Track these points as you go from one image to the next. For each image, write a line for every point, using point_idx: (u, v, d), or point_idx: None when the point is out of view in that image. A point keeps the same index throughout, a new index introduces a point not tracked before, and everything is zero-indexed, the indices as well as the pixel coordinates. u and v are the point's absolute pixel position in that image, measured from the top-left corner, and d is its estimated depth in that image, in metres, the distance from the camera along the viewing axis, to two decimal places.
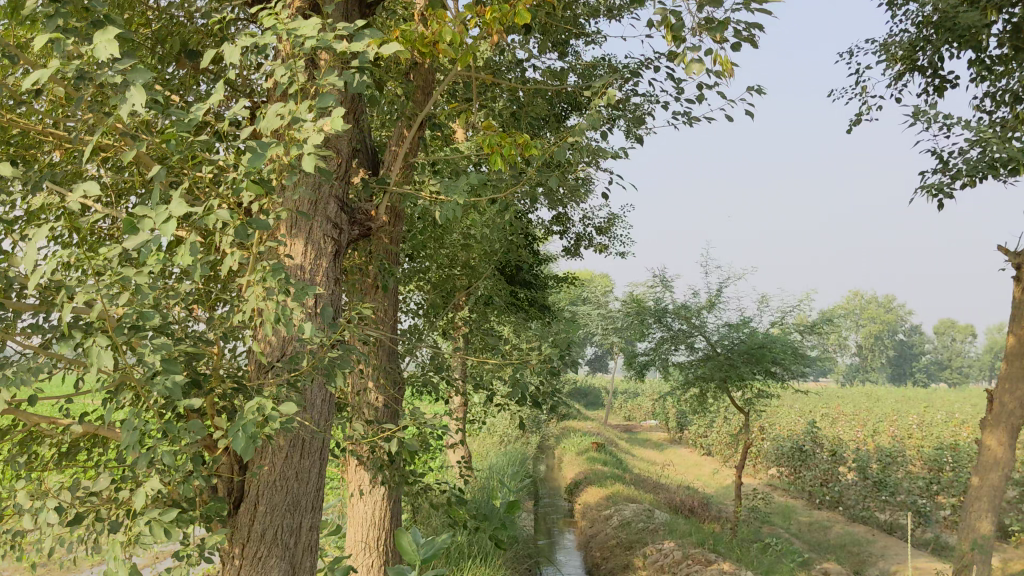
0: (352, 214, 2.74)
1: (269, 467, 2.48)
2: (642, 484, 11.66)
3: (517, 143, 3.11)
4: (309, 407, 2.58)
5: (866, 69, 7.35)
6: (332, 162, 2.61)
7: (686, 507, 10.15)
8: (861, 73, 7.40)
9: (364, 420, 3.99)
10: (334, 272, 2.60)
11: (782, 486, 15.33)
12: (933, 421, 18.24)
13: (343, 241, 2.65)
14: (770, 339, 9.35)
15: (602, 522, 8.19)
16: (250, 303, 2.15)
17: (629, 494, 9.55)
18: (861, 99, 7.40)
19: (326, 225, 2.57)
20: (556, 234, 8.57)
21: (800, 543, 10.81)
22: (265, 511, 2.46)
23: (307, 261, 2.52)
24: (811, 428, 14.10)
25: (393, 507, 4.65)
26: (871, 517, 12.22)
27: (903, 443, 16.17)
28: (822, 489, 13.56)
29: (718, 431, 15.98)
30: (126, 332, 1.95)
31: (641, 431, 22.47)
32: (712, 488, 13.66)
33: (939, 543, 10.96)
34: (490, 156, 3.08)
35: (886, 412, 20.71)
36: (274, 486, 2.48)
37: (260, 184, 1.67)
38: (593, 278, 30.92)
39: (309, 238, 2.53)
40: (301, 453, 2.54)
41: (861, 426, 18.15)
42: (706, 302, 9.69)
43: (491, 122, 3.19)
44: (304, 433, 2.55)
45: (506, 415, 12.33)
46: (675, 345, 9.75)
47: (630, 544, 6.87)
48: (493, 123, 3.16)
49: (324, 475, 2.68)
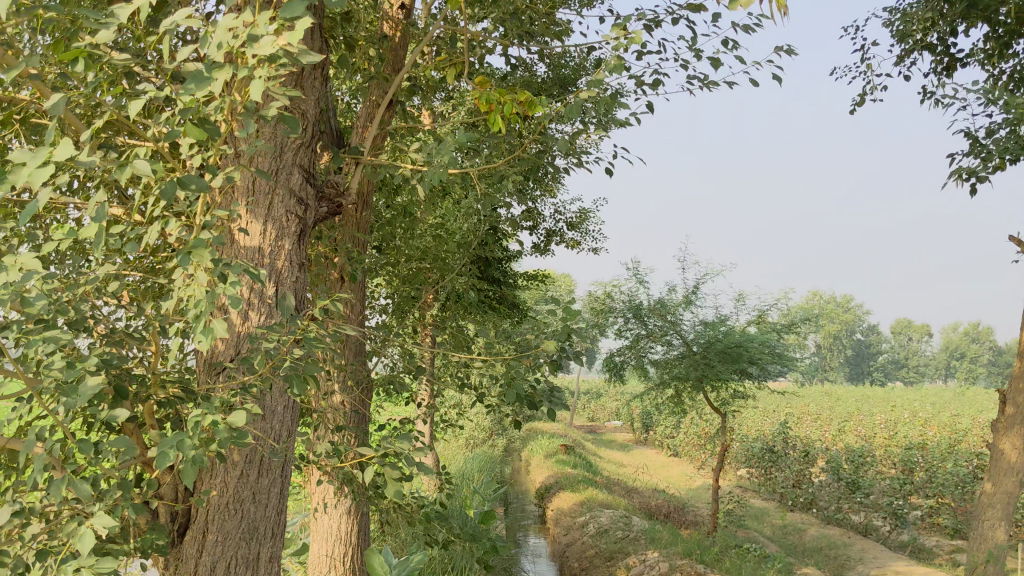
0: (319, 187, 2.32)
1: (220, 488, 2.08)
2: (613, 488, 11.30)
3: (518, 100, 2.72)
4: (269, 416, 2.16)
5: (871, 46, 6.93)
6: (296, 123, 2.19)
7: (661, 512, 9.82)
8: (866, 49, 6.97)
9: (330, 428, 3.58)
10: (300, 256, 2.20)
11: (752, 487, 15.11)
12: (898, 420, 18.21)
13: (310, 220, 2.25)
14: (747, 338, 9.08)
15: (578, 531, 7.83)
16: (194, 289, 1.73)
17: (603, 500, 9.19)
18: (866, 77, 6.98)
19: (289, 200, 2.16)
20: (526, 228, 8.18)
21: (776, 547, 10.51)
22: (215, 540, 2.06)
23: (267, 243, 2.12)
24: (782, 429, 13.87)
25: (360, 521, 4.24)
26: (845, 520, 12.02)
27: (872, 443, 16.07)
28: (794, 491, 13.31)
29: (687, 431, 15.72)
30: (30, 324, 1.50)
31: (605, 432, 22.20)
32: (682, 490, 13.37)
33: (917, 545, 10.74)
34: (487, 116, 2.69)
35: (850, 411, 20.69)
36: (226, 512, 2.08)
37: (197, 119, 1.23)
38: (555, 278, 30.66)
39: (270, 217, 2.13)
40: (259, 472, 2.13)
41: (828, 426, 18.04)
42: (681, 299, 9.43)
43: (486, 79, 2.80)
44: (263, 447, 2.13)
45: (472, 417, 11.94)
46: (651, 342, 9.46)
47: (610, 555, 6.48)
48: (488, 79, 2.75)
49: (286, 496, 2.27)
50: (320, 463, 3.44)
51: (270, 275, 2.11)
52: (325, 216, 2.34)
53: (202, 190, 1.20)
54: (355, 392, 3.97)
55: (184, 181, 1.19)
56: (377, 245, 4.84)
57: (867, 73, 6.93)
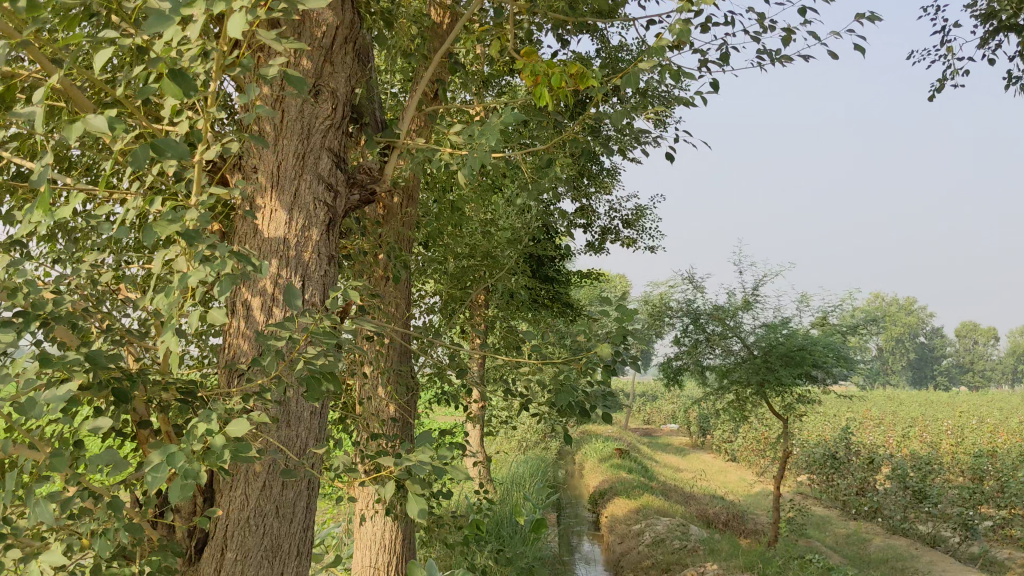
0: (351, 175, 2.13)
1: (239, 500, 1.90)
2: (670, 495, 11.01)
3: (568, 73, 2.49)
4: (295, 423, 1.97)
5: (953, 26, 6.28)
6: (324, 102, 2.01)
7: (719, 520, 9.51)
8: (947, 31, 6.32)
9: (370, 432, 3.40)
10: (330, 247, 2.01)
11: (813, 494, 14.67)
12: (968, 425, 17.57)
13: (340, 208, 2.06)
14: (810, 342, 8.72)
15: (633, 539, 7.58)
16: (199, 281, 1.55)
17: (660, 507, 8.91)
18: (947, 60, 6.32)
19: (317, 186, 1.98)
20: (579, 227, 7.96)
21: (839, 558, 10.12)
22: (234, 559, 1.88)
23: (292, 234, 1.93)
24: (845, 434, 13.43)
25: (405, 529, 4.05)
26: (913, 529, 11.56)
27: (939, 449, 15.50)
28: (858, 499, 12.89)
29: (746, 436, 15.34)
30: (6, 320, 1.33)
31: (662, 436, 21.87)
32: (741, 496, 13.01)
33: (989, 559, 10.26)
34: (535, 90, 2.45)
35: (915, 417, 20.07)
36: (245, 528, 1.90)
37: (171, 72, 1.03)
38: (612, 281, 30.38)
39: (295, 205, 1.94)
40: (282, 485, 1.95)
41: (892, 431, 17.49)
42: (741, 301, 9.13)
43: (532, 49, 2.55)
44: (287, 457, 1.94)
45: (525, 419, 11.76)
46: (709, 347, 9.17)
47: (667, 566, 6.20)
48: (535, 50, 2.49)
49: (313, 511, 2.07)
50: (360, 472, 3.25)
51: (296, 269, 1.93)
52: (359, 205, 2.15)
53: (177, 158, 0.98)
54: (399, 395, 3.78)
55: (156, 146, 0.98)
56: (425, 242, 4.67)
57: (948, 57, 6.28)
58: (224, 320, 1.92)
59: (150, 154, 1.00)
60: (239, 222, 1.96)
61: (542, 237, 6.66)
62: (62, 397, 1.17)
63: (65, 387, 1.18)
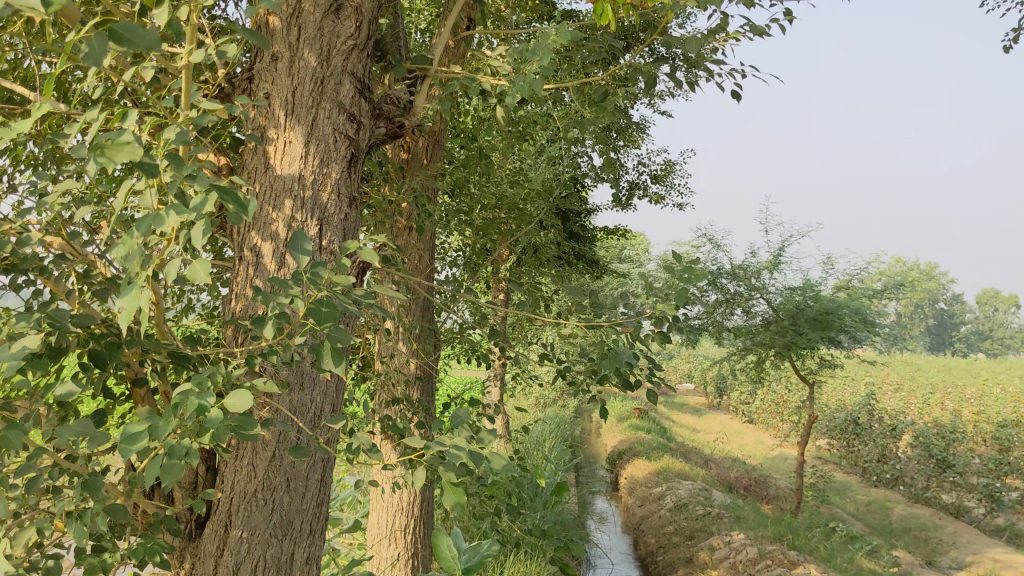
0: (377, 104, 1.87)
1: (245, 469, 1.69)
2: (690, 457, 10.81)
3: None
4: (309, 387, 1.74)
5: None
6: (347, 19, 1.75)
7: (741, 485, 9.32)
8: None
9: (391, 391, 3.17)
10: (352, 186, 1.78)
11: (833, 459, 14.46)
12: (991, 393, 17.26)
13: (364, 142, 1.81)
14: (839, 305, 8.45)
15: (653, 502, 7.39)
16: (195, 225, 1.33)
17: (681, 471, 8.72)
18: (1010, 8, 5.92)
19: (337, 116, 1.73)
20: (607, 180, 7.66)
21: (861, 526, 9.93)
22: (239, 537, 1.67)
23: (307, 170, 1.69)
24: (868, 401, 13.17)
25: (425, 490, 3.84)
26: (935, 499, 11.34)
27: (962, 417, 15.22)
28: (879, 466, 12.68)
29: (767, 397, 15.09)
30: None
31: (677, 395, 21.67)
32: (760, 460, 12.80)
33: (1015, 531, 10.08)
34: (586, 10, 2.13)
35: (936, 383, 19.76)
36: (252, 504, 1.68)
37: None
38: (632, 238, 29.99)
39: (312, 136, 1.71)
40: (294, 456, 1.73)
41: (914, 397, 17.21)
42: (767, 261, 8.86)
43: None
44: (298, 425, 1.72)
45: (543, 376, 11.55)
46: (730, 309, 8.92)
47: (691, 534, 5.99)
48: None
49: (329, 485, 1.85)
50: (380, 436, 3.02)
51: (312, 210, 1.69)
52: (385, 139, 1.89)
53: (145, 46, 0.76)
54: (421, 355, 3.54)
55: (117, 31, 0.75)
56: (449, 191, 4.41)
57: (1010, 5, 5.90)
58: (234, 265, 1.70)
59: (108, 38, 0.77)
60: (250, 156, 1.73)
61: (569, 190, 6.38)
62: (16, 354, 1.00)
63: (17, 346, 1.01)
